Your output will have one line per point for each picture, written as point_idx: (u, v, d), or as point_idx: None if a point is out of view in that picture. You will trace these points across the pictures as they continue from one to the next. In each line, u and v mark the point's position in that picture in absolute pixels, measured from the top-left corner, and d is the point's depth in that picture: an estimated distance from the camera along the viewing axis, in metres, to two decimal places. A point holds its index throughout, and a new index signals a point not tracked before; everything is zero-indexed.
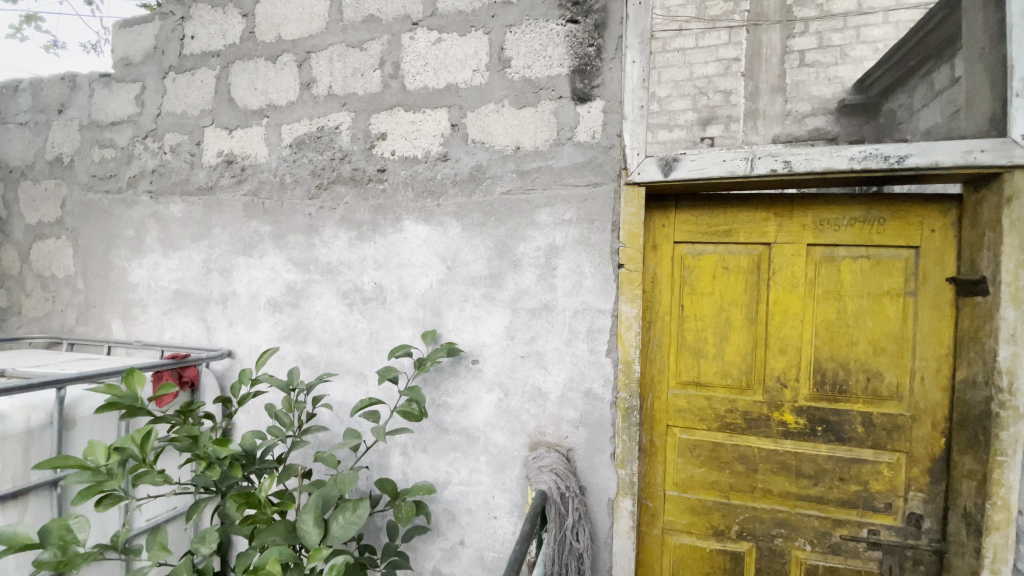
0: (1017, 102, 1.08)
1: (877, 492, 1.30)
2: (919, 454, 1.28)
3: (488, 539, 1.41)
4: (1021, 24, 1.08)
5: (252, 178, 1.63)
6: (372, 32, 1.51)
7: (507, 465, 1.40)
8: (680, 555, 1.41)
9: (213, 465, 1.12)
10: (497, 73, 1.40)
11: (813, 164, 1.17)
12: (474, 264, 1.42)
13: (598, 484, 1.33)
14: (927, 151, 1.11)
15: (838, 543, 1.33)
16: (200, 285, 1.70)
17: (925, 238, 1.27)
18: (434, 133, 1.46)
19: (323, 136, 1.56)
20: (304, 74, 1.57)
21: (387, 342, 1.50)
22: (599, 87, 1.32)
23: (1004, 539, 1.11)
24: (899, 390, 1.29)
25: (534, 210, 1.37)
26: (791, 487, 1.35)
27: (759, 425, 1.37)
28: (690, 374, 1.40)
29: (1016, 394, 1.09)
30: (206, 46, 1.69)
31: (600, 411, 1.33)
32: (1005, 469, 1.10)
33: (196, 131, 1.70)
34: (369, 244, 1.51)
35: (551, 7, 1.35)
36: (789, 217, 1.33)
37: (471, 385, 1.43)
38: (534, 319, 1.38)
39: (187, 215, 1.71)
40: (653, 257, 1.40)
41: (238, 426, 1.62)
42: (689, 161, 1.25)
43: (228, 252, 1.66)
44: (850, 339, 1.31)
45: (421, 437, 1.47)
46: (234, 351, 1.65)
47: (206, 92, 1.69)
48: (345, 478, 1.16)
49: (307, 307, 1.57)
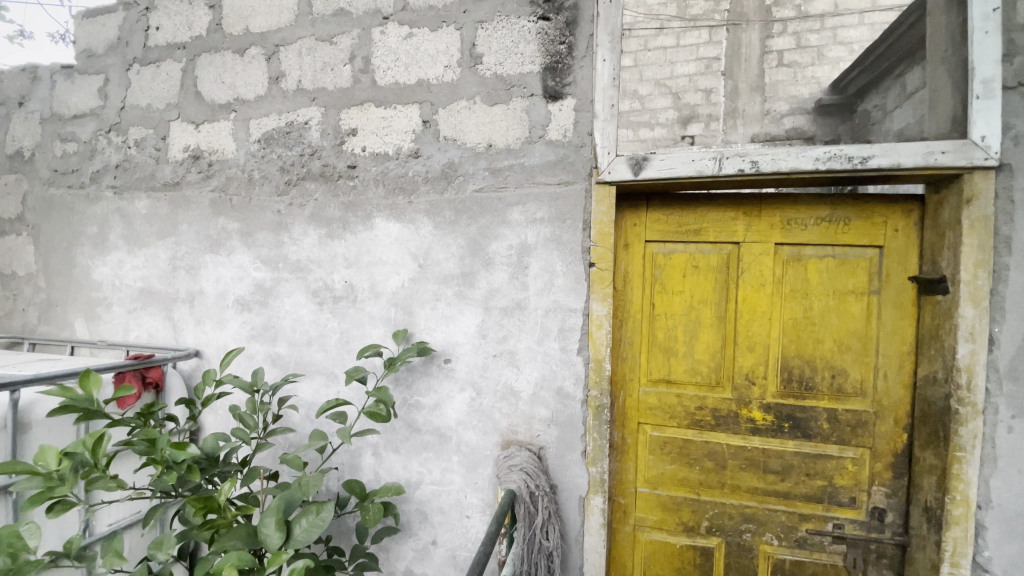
0: (977, 104, 1.10)
1: (842, 487, 1.33)
2: (882, 449, 1.30)
3: (461, 538, 1.40)
4: (981, 28, 1.10)
5: (219, 174, 1.59)
6: (343, 26, 1.48)
7: (479, 464, 1.39)
8: (651, 551, 1.42)
9: (171, 470, 1.09)
10: (469, 69, 1.38)
11: (780, 164, 1.18)
12: (446, 262, 1.41)
13: (569, 482, 1.33)
14: (889, 151, 1.13)
15: (804, 537, 1.35)
16: (166, 283, 1.65)
17: (889, 237, 1.29)
18: (405, 130, 1.44)
19: (292, 131, 1.53)
20: (273, 67, 1.54)
21: (358, 342, 1.48)
22: (571, 85, 1.32)
23: (963, 532, 1.13)
24: (864, 387, 1.31)
25: (506, 209, 1.37)
26: (758, 483, 1.37)
27: (728, 422, 1.38)
28: (660, 372, 1.41)
29: (974, 391, 1.11)
30: (172, 38, 1.64)
31: (571, 409, 1.33)
32: (964, 464, 1.12)
33: (161, 125, 1.66)
34: (340, 241, 1.49)
35: (523, 4, 1.34)
36: (757, 216, 1.35)
37: (443, 384, 1.41)
38: (506, 318, 1.37)
39: (153, 211, 1.66)
40: (624, 255, 1.40)
41: (207, 428, 1.59)
42: (658, 161, 1.26)
43: (196, 250, 1.62)
44: (816, 337, 1.33)
45: (392, 437, 1.45)
46: (203, 351, 1.62)
47: (171, 85, 1.64)
48: (310, 479, 1.12)
49: (276, 306, 1.54)
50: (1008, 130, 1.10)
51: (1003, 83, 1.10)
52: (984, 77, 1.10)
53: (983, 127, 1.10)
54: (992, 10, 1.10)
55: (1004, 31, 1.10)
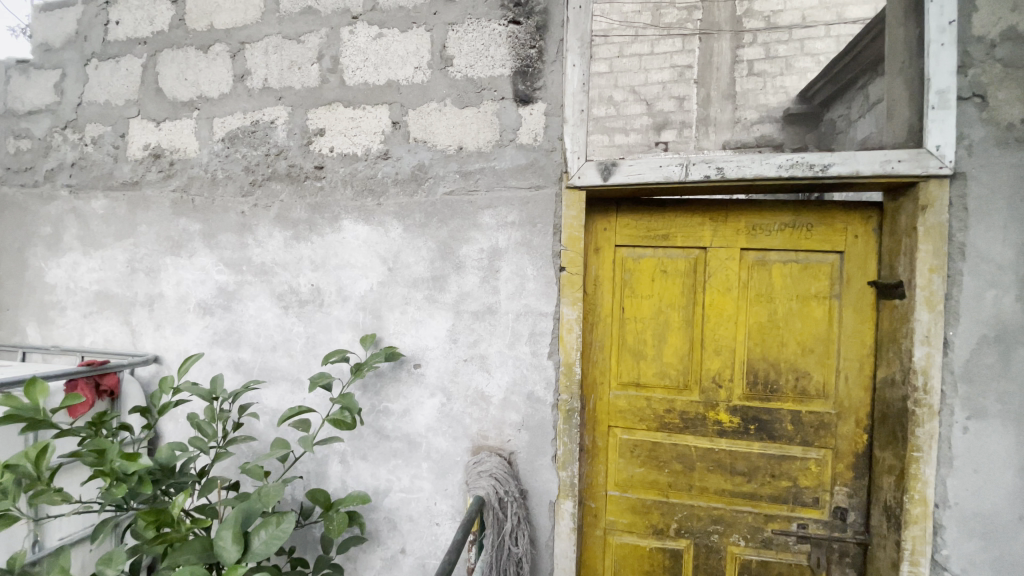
0: (933, 114, 1.14)
1: (806, 487, 1.35)
2: (844, 449, 1.33)
3: (430, 546, 1.38)
4: (938, 40, 1.14)
5: (181, 173, 1.54)
6: (310, 24, 1.45)
7: (449, 471, 1.38)
8: (622, 554, 1.43)
9: (120, 482, 1.05)
10: (439, 71, 1.37)
11: (744, 170, 1.20)
12: (416, 265, 1.39)
13: (540, 487, 1.33)
14: (848, 160, 1.16)
15: (770, 537, 1.37)
16: (124, 287, 1.59)
17: (849, 243, 1.33)
18: (374, 131, 1.41)
19: (257, 130, 1.49)
20: (238, 65, 1.50)
21: (325, 347, 1.44)
22: (541, 89, 1.32)
23: (921, 531, 1.16)
24: (826, 389, 1.34)
25: (477, 212, 1.36)
26: (725, 484, 1.38)
27: (696, 425, 1.40)
28: (630, 375, 1.42)
29: (930, 392, 1.15)
30: (133, 32, 1.58)
31: (542, 414, 1.33)
32: (921, 464, 1.16)
33: (120, 122, 1.60)
34: (306, 243, 1.45)
35: (493, 7, 1.33)
36: (723, 221, 1.37)
37: (413, 390, 1.39)
38: (476, 322, 1.36)
39: (110, 212, 1.60)
40: (594, 260, 1.41)
41: (165, 436, 1.53)
42: (627, 166, 1.26)
43: (155, 252, 1.56)
44: (781, 340, 1.36)
45: (360, 444, 1.42)
46: (162, 357, 1.56)
47: (131, 81, 1.58)
48: (271, 490, 1.09)
49: (240, 310, 1.50)
50: (963, 140, 1.14)
51: (958, 94, 1.13)
52: (940, 87, 1.13)
53: (938, 136, 1.13)
54: (948, 22, 1.13)
55: (959, 43, 1.14)
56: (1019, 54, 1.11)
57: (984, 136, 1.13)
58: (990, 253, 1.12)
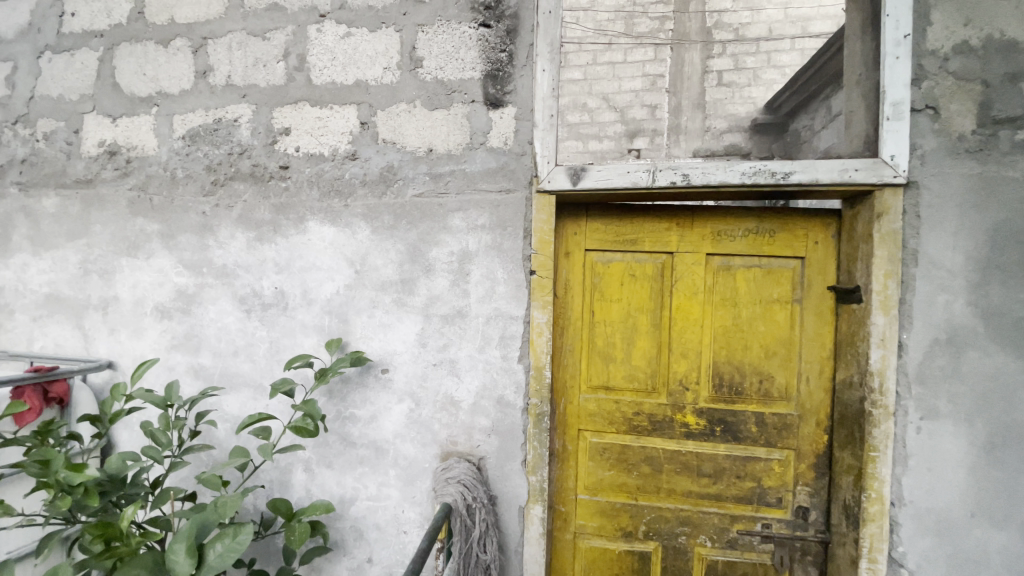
0: (888, 125, 1.18)
1: (769, 488, 1.38)
2: (805, 450, 1.37)
3: (398, 555, 1.35)
4: (893, 53, 1.19)
5: (139, 171, 1.48)
6: (276, 21, 1.41)
7: (417, 478, 1.35)
8: (591, 558, 1.43)
9: (64, 494, 1.01)
10: (409, 72, 1.36)
11: (709, 177, 1.23)
12: (384, 268, 1.37)
13: (509, 492, 1.32)
14: (808, 168, 1.20)
15: (735, 537, 1.39)
16: (76, 289, 1.52)
17: (810, 249, 1.37)
18: (342, 131, 1.39)
19: (220, 128, 1.44)
20: (201, 61, 1.45)
21: (289, 352, 1.41)
22: (511, 93, 1.32)
23: (878, 529, 1.20)
24: (788, 391, 1.38)
25: (447, 215, 1.34)
26: (692, 486, 1.40)
27: (664, 427, 1.41)
28: (600, 379, 1.42)
29: (885, 394, 1.19)
30: (89, 25, 1.52)
31: (511, 418, 1.32)
32: (878, 463, 1.20)
33: (74, 118, 1.53)
34: (270, 245, 1.41)
35: (463, 10, 1.33)
36: (690, 226, 1.39)
37: (380, 396, 1.37)
38: (446, 326, 1.35)
39: (62, 211, 1.52)
40: (565, 264, 1.41)
41: (119, 445, 1.46)
42: (596, 172, 1.28)
43: (110, 253, 1.50)
44: (745, 343, 1.39)
45: (325, 451, 1.39)
46: (117, 362, 1.49)
47: (86, 75, 1.52)
48: (229, 500, 1.04)
49: (200, 314, 1.45)
50: (916, 150, 1.18)
51: (911, 106, 1.18)
52: (894, 99, 1.18)
53: (892, 146, 1.18)
54: (903, 37, 1.18)
55: (913, 57, 1.19)
56: (969, 69, 1.17)
57: (936, 147, 1.18)
58: (942, 259, 1.17)
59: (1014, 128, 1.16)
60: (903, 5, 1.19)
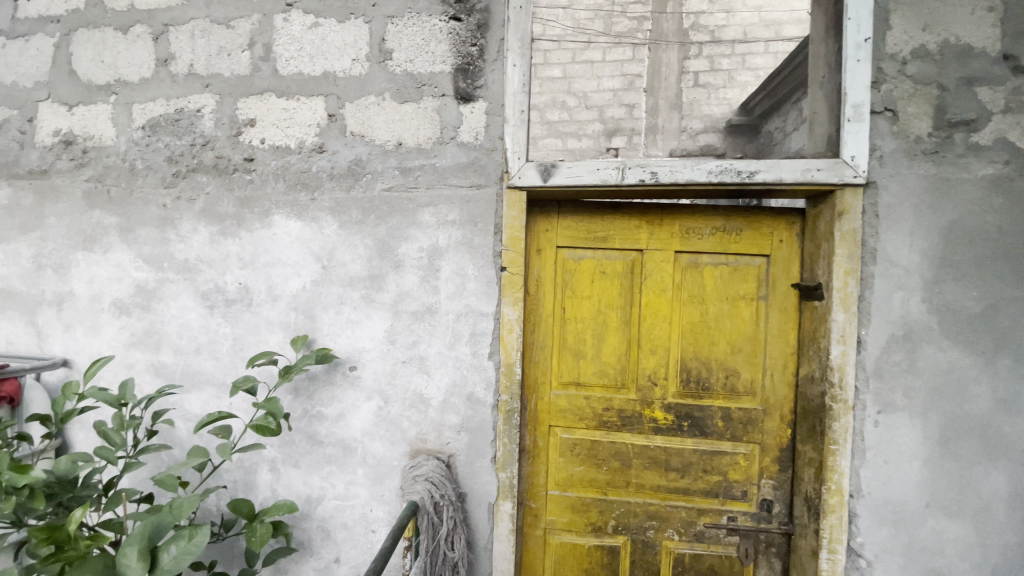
0: (849, 126, 1.22)
1: (735, 481, 1.41)
2: (769, 444, 1.40)
3: (365, 554, 1.34)
4: (854, 56, 1.22)
5: (96, 162, 1.43)
6: (241, 10, 1.38)
7: (386, 476, 1.34)
8: (561, 553, 1.43)
9: (9, 496, 0.97)
10: (378, 64, 1.34)
11: (676, 175, 1.24)
12: (352, 264, 1.35)
13: (479, 489, 1.32)
14: (773, 168, 1.22)
15: (702, 531, 1.41)
16: (29, 284, 1.45)
17: (775, 247, 1.39)
18: (309, 123, 1.36)
19: (182, 119, 1.40)
20: (162, 49, 1.40)
21: (252, 349, 1.37)
22: (482, 88, 1.31)
23: (838, 520, 1.23)
24: (753, 386, 1.40)
25: (417, 210, 1.33)
26: (660, 480, 1.42)
27: (633, 422, 1.42)
28: (571, 375, 1.43)
29: (844, 388, 1.22)
30: (45, 10, 1.45)
31: (481, 415, 1.32)
32: (837, 456, 1.23)
33: (28, 105, 1.46)
34: (233, 240, 1.38)
35: (434, 2, 1.32)
36: (659, 224, 1.41)
37: (348, 394, 1.35)
38: (416, 322, 1.33)
39: (15, 202, 1.46)
40: (536, 260, 1.41)
41: (75, 446, 1.41)
42: (566, 169, 1.28)
43: (65, 247, 1.44)
44: (712, 339, 1.41)
45: (291, 451, 1.36)
46: (72, 360, 1.44)
47: (41, 61, 1.45)
48: (185, 503, 1.02)
49: (160, 310, 1.40)
50: (876, 151, 1.22)
51: (871, 108, 1.21)
52: (855, 101, 1.22)
53: (853, 147, 1.21)
54: (863, 40, 1.22)
55: (874, 60, 1.22)
56: (927, 72, 1.20)
57: (894, 148, 1.21)
58: (899, 258, 1.21)
59: (968, 131, 1.20)
60: (863, 9, 1.22)
